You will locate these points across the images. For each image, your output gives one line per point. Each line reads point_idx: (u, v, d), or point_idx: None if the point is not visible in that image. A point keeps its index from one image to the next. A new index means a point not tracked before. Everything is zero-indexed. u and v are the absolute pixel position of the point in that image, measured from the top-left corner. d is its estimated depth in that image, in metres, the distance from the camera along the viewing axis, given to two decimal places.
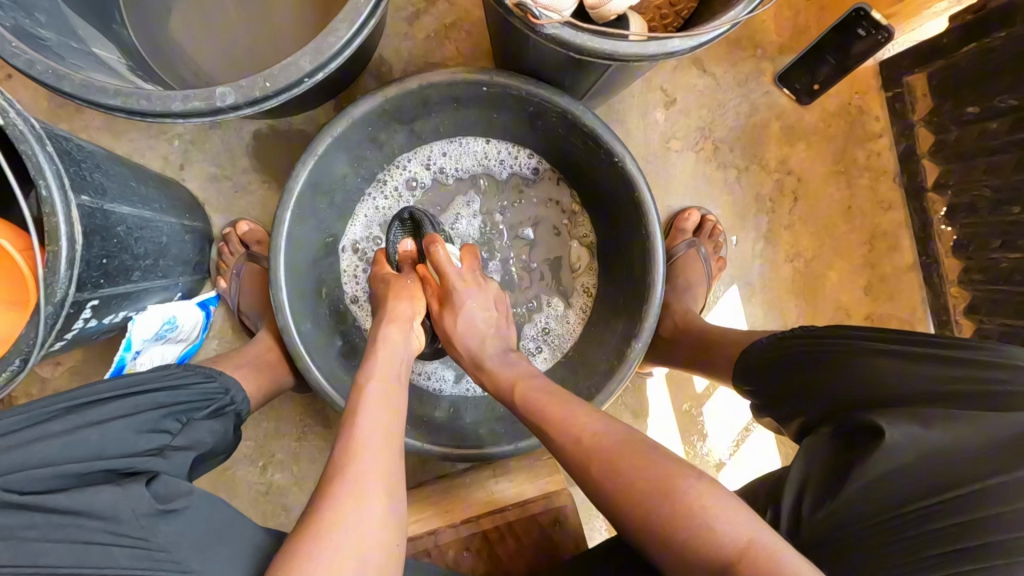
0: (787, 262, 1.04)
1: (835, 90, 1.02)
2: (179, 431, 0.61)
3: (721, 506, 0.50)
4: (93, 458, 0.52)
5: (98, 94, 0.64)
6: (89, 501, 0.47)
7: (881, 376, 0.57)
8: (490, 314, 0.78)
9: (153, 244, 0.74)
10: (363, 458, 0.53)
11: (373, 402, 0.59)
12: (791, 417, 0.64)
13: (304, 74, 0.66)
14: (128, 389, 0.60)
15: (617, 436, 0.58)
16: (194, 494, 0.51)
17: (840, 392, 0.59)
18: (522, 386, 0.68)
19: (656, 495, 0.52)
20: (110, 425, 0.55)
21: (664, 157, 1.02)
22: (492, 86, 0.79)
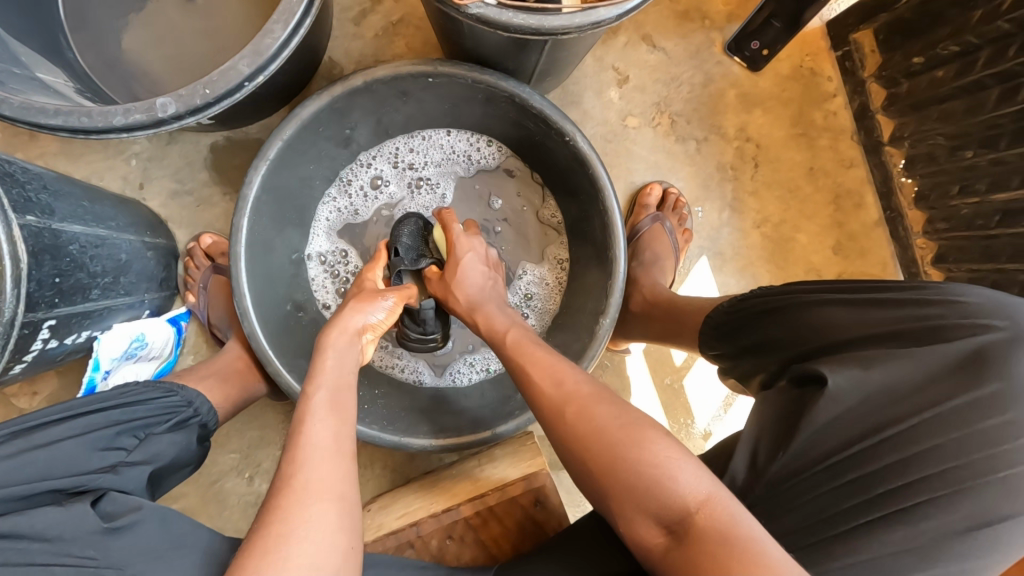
0: (755, 229, 1.04)
1: (786, 54, 1.03)
2: (136, 447, 0.60)
3: (684, 462, 0.51)
4: (40, 479, 0.52)
5: (38, 114, 0.65)
6: (32, 522, 0.47)
7: (828, 321, 0.56)
8: (489, 271, 0.81)
9: (111, 261, 0.74)
10: (304, 469, 0.51)
11: (317, 409, 0.57)
12: (752, 375, 0.64)
13: (244, 77, 0.67)
14: (80, 409, 0.59)
15: (592, 386, 0.59)
16: (144, 509, 0.51)
17: (792, 340, 0.58)
18: (513, 330, 0.71)
19: (622, 448, 0.52)
20: (59, 445, 0.54)
21: (622, 134, 1.02)
22: (439, 76, 0.79)
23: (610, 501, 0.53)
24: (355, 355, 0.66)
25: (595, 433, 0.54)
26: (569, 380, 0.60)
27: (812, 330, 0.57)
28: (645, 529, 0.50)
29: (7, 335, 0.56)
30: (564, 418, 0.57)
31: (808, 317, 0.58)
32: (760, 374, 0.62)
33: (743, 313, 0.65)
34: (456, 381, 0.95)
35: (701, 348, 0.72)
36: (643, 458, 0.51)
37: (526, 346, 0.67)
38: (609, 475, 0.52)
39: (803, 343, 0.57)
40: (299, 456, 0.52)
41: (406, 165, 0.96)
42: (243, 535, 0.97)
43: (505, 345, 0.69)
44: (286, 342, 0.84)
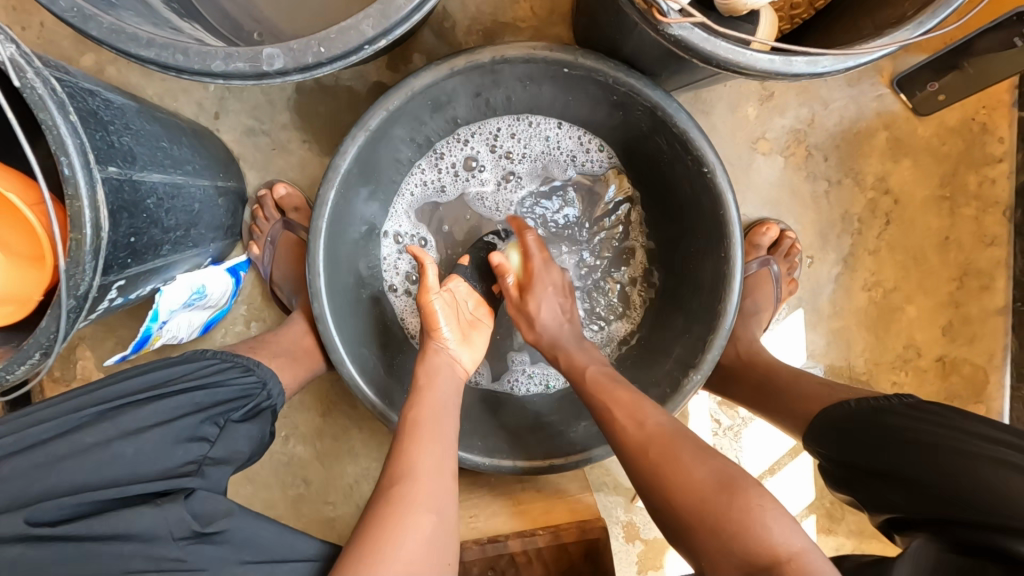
0: (864, 291, 0.94)
1: (960, 102, 0.88)
2: (217, 439, 0.58)
3: (771, 513, 0.50)
4: (126, 478, 0.51)
5: (129, 42, 0.56)
6: (126, 525, 0.47)
7: (1009, 486, 0.51)
8: (564, 302, 0.77)
9: (184, 213, 0.68)
10: (411, 480, 0.53)
11: (436, 424, 0.59)
12: (880, 501, 0.59)
13: (365, 41, 0.56)
14: (161, 391, 0.58)
15: (675, 427, 0.59)
16: (233, 515, 0.50)
17: (931, 476, 0.55)
18: (592, 368, 0.69)
19: (710, 496, 0.52)
20: (143, 437, 0.53)
21: (748, 159, 0.90)
22: (576, 69, 0.68)
23: (686, 540, 0.53)
24: (458, 388, 0.66)
25: (678, 479, 0.54)
26: (652, 414, 0.61)
27: (989, 493, 0.52)
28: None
29: (78, 308, 0.50)
30: (647, 459, 0.57)
31: (979, 471, 0.53)
32: (893, 510, 0.58)
33: (884, 431, 0.60)
34: (513, 389, 0.90)
35: (808, 440, 0.66)
36: (732, 505, 0.50)
37: (610, 383, 0.66)
38: (700, 521, 0.51)
39: (972, 498, 0.53)
40: (416, 466, 0.54)
41: (505, 151, 0.86)
42: (271, 489, 0.97)
43: (583, 381, 0.68)
44: (352, 326, 0.78)
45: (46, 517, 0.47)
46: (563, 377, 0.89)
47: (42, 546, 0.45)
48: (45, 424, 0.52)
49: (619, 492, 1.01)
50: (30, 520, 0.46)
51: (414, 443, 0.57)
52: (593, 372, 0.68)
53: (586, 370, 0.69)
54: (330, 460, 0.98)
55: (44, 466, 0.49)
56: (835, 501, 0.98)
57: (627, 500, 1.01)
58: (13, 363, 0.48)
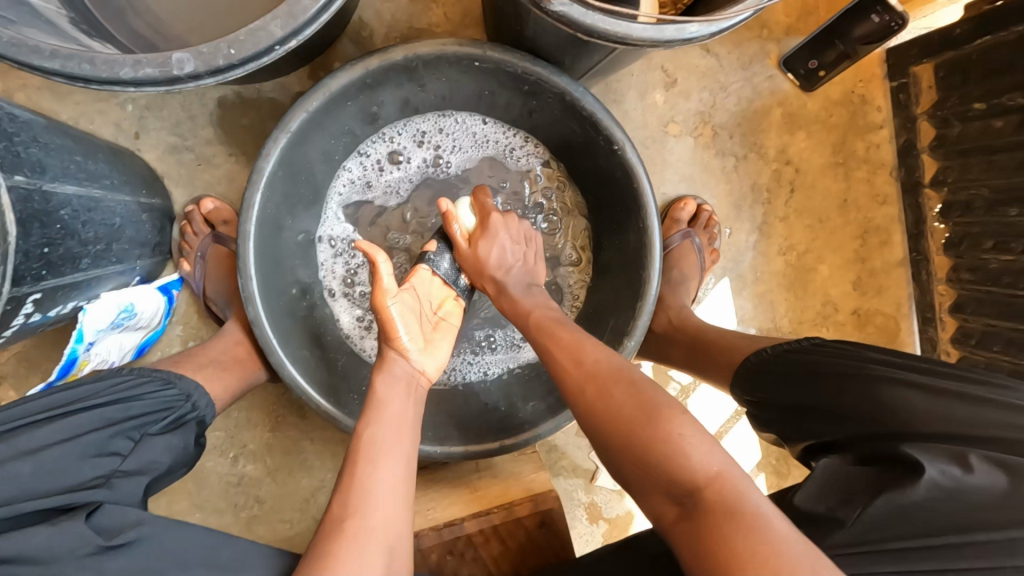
0: (780, 255, 1.02)
1: (839, 77, 0.98)
2: (131, 452, 0.57)
3: (696, 436, 0.51)
4: (24, 499, 0.47)
5: (31, 54, 0.56)
6: (18, 548, 0.44)
7: (900, 398, 0.57)
8: (519, 249, 0.78)
9: (104, 227, 0.67)
10: (364, 515, 0.53)
11: (387, 449, 0.58)
12: (799, 434, 0.64)
13: (274, 41, 0.59)
14: (70, 406, 0.56)
15: (613, 364, 0.59)
16: (145, 523, 0.48)
17: (845, 409, 0.60)
18: (537, 312, 0.70)
19: (637, 421, 0.53)
20: (49, 452, 0.51)
21: (661, 141, 0.97)
22: (486, 61, 0.72)
23: (625, 470, 0.53)
24: (417, 402, 0.66)
25: (612, 409, 0.55)
26: (591, 352, 0.61)
27: (884, 407, 0.57)
28: (660, 500, 0.51)
29: None
30: (586, 395, 0.58)
31: (878, 390, 0.59)
32: (810, 439, 0.63)
33: (792, 366, 0.66)
34: (451, 379, 0.91)
35: (735, 387, 0.72)
36: (658, 427, 0.51)
37: (557, 326, 0.67)
38: (625, 448, 0.53)
39: (875, 417, 0.57)
40: (365, 498, 0.54)
41: (436, 146, 0.89)
42: (223, 514, 0.94)
43: (529, 326, 0.69)
44: (291, 330, 0.78)
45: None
46: (500, 367, 0.92)
47: None
48: None
49: (577, 473, 1.03)
50: None
51: (366, 473, 0.56)
52: (539, 315, 0.70)
53: (532, 314, 0.70)
54: (284, 476, 0.96)
55: None
56: (779, 456, 1.04)
57: (586, 480, 1.03)
58: None
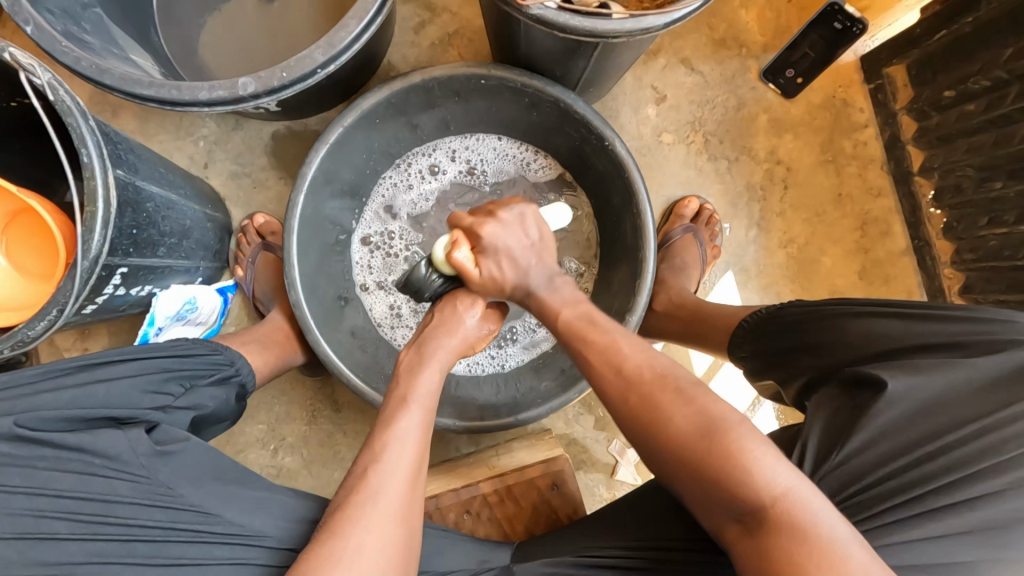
0: (781, 248, 1.07)
1: (819, 84, 1.07)
2: (182, 395, 0.66)
3: (759, 452, 0.48)
4: (98, 406, 0.58)
5: (135, 85, 0.72)
6: (94, 441, 0.54)
7: (877, 330, 0.61)
8: (526, 245, 0.73)
9: (177, 225, 0.81)
10: (383, 502, 0.55)
11: (402, 442, 0.60)
12: (792, 376, 0.67)
13: (317, 65, 0.74)
14: (135, 352, 0.64)
15: (655, 369, 0.57)
16: (189, 441, 0.58)
17: (829, 347, 0.63)
18: (567, 310, 0.67)
19: (696, 439, 0.51)
20: (115, 381, 0.60)
21: (656, 149, 1.07)
22: (490, 79, 0.85)
23: (682, 488, 0.52)
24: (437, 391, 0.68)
25: (665, 424, 0.53)
26: (631, 355, 0.59)
27: (861, 336, 0.61)
28: (722, 522, 0.50)
29: (90, 271, 0.61)
30: (631, 406, 0.56)
31: (848, 327, 0.63)
32: (798, 379, 0.66)
33: (780, 319, 0.70)
34: (473, 370, 0.98)
35: (733, 349, 0.76)
36: (716, 450, 0.49)
37: (591, 327, 0.64)
38: (683, 465, 0.51)
39: (856, 349, 0.61)
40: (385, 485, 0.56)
41: (466, 162, 1.03)
42: None
43: (559, 329, 0.67)
44: (327, 316, 0.89)
45: (27, 424, 0.53)
46: (518, 360, 0.99)
47: (21, 446, 0.53)
48: (29, 370, 0.58)
49: (598, 468, 1.05)
50: (19, 422, 0.53)
51: (388, 460, 0.58)
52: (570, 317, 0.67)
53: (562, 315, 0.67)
54: (318, 469, 1.02)
55: (29, 397, 0.56)
56: None
57: (607, 476, 1.05)
58: (34, 319, 0.58)
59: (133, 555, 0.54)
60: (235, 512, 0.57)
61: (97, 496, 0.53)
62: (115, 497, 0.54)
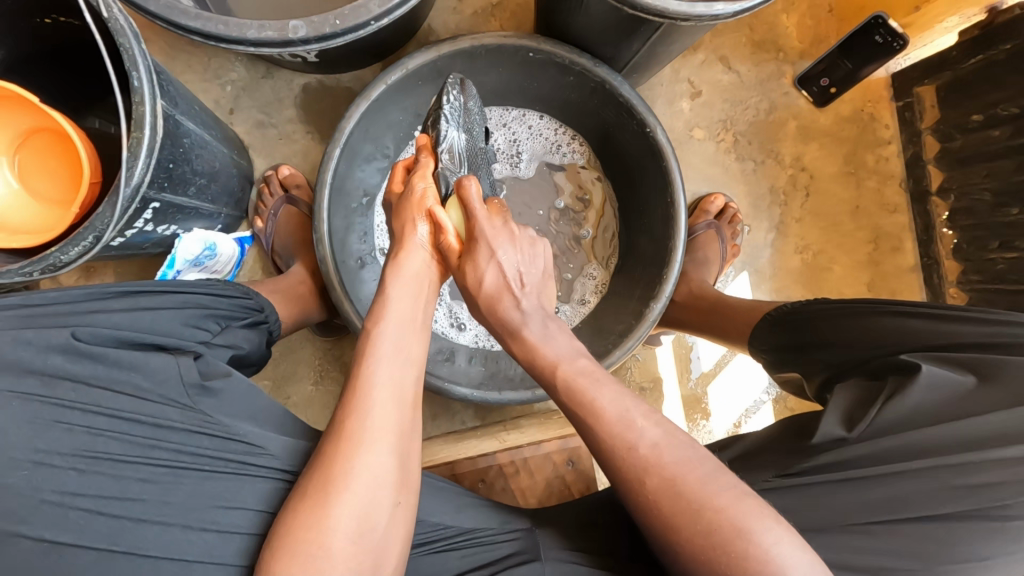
0: (797, 254, 1.09)
1: (849, 96, 1.09)
2: (219, 332, 0.64)
3: (795, 560, 0.46)
4: (146, 333, 0.56)
5: (180, 16, 0.69)
6: (146, 361, 0.52)
7: (905, 328, 0.64)
8: (522, 276, 0.63)
9: (208, 166, 0.78)
10: (363, 416, 0.53)
11: (388, 356, 0.58)
12: (814, 370, 0.70)
13: (372, 16, 0.72)
14: (176, 286, 0.63)
15: (676, 455, 0.51)
16: (233, 379, 0.56)
17: (859, 343, 0.66)
18: (564, 362, 0.60)
19: (728, 534, 0.47)
20: (159, 312, 0.58)
21: (686, 144, 1.07)
22: (539, 53, 0.84)
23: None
24: (429, 300, 0.66)
25: (688, 513, 0.48)
26: (635, 428, 0.53)
27: (890, 332, 0.64)
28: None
29: (130, 201, 0.59)
30: (643, 487, 0.51)
31: (878, 324, 0.65)
32: (822, 373, 0.69)
33: (803, 314, 0.73)
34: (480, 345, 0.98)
35: (751, 343, 0.80)
36: (750, 554, 0.46)
37: (592, 382, 0.57)
38: (698, 554, 0.48)
39: (884, 342, 0.64)
40: (368, 400, 0.54)
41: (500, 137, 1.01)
42: None
43: (554, 379, 0.59)
44: (348, 277, 0.88)
45: (85, 337, 0.51)
46: None
47: (74, 359, 0.50)
48: (72, 290, 0.55)
49: None
50: (76, 335, 0.51)
51: (367, 373, 0.56)
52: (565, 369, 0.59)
53: (557, 367, 0.59)
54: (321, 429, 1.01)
55: (75, 314, 0.53)
56: None
57: None
58: (69, 244, 0.56)
59: (182, 484, 0.50)
60: (277, 446, 0.56)
61: (147, 419, 0.51)
62: (166, 423, 0.52)
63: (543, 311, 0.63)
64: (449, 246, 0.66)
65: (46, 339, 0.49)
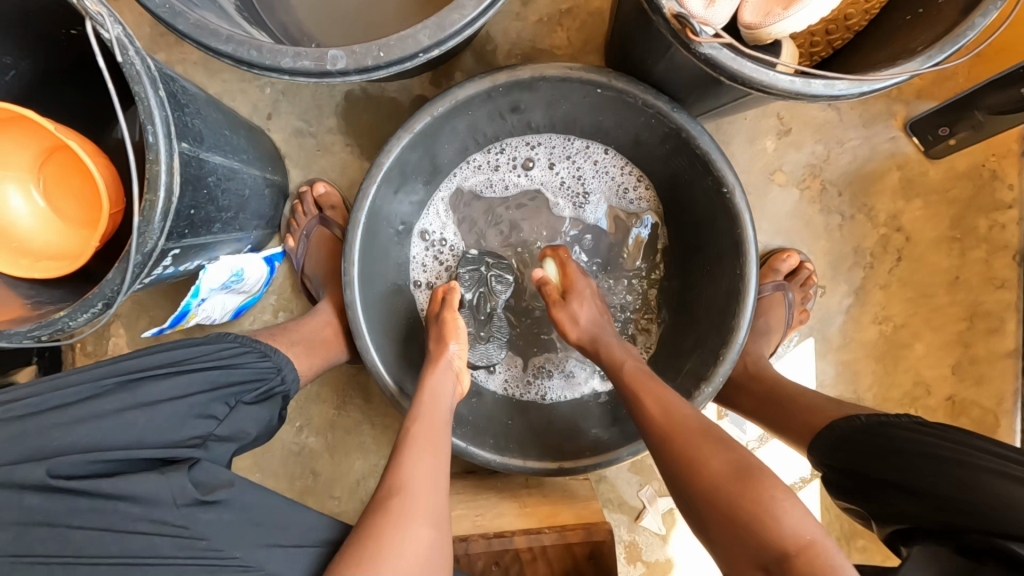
0: (874, 324, 0.96)
1: (971, 148, 0.92)
2: (227, 416, 0.61)
3: (786, 500, 0.50)
4: (136, 443, 0.54)
5: (211, 38, 0.62)
6: (128, 490, 0.51)
7: (1008, 494, 0.54)
8: (602, 318, 0.78)
9: (236, 197, 0.73)
10: (406, 496, 0.55)
11: (430, 442, 0.61)
12: (886, 511, 0.61)
13: (420, 49, 0.62)
14: (181, 363, 0.60)
15: (699, 421, 0.58)
16: (234, 487, 0.54)
17: (952, 497, 0.56)
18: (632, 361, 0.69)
19: (720, 477, 0.52)
20: (158, 407, 0.56)
21: (765, 189, 0.94)
22: (609, 90, 0.73)
23: (705, 524, 0.53)
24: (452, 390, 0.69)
25: (704, 476, 0.53)
26: (673, 399, 0.62)
27: (990, 496, 0.55)
28: (743, 567, 0.50)
29: (143, 264, 0.54)
30: (670, 442, 0.58)
31: (976, 481, 0.56)
32: (897, 517, 0.61)
33: (886, 440, 0.63)
34: (508, 392, 0.91)
35: (810, 449, 0.70)
36: (746, 494, 0.50)
37: (647, 379, 0.66)
38: (710, 502, 0.52)
39: (977, 505, 0.55)
40: (411, 479, 0.56)
41: (557, 166, 0.91)
42: (279, 479, 0.99)
43: (618, 375, 0.68)
44: (379, 317, 0.83)
45: (61, 471, 0.50)
46: (557, 395, 0.91)
47: (59, 497, 0.50)
48: (68, 389, 0.55)
49: (622, 510, 1.01)
50: (52, 471, 0.50)
51: (410, 455, 0.59)
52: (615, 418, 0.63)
53: (625, 365, 0.68)
54: (339, 454, 0.99)
55: (66, 427, 0.52)
56: (841, 536, 0.98)
57: (631, 519, 1.00)
58: (77, 310, 0.52)
59: None
60: (276, 570, 0.53)
61: (136, 555, 0.50)
62: (154, 555, 0.51)
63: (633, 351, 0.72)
64: (551, 289, 0.80)
65: (25, 477, 0.49)
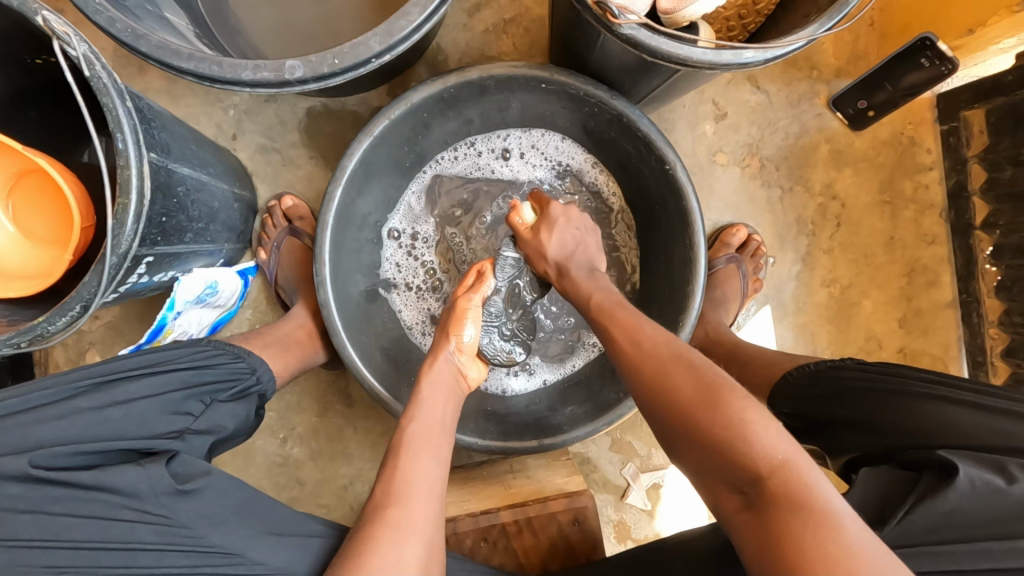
0: (823, 287, 1.03)
1: (889, 119, 1.01)
2: (201, 414, 0.65)
3: (761, 420, 0.48)
4: (114, 439, 0.56)
5: (172, 56, 0.65)
6: (111, 479, 0.52)
7: (942, 415, 0.59)
8: (580, 235, 0.80)
9: (205, 209, 0.76)
10: (404, 506, 0.55)
11: (430, 449, 0.61)
12: (843, 446, 0.65)
13: (372, 54, 0.67)
14: (154, 365, 0.63)
15: (670, 347, 0.58)
16: (211, 475, 0.57)
17: (896, 426, 0.61)
18: (598, 296, 0.70)
19: (699, 406, 0.51)
20: (133, 405, 0.59)
21: (709, 170, 1.01)
22: (552, 83, 0.79)
23: (683, 447, 0.53)
24: (455, 404, 0.69)
25: (673, 393, 0.54)
26: (640, 328, 0.62)
27: (927, 421, 0.59)
28: (721, 490, 0.50)
29: (118, 266, 0.57)
30: (642, 372, 0.58)
31: (914, 409, 0.61)
32: (852, 452, 0.65)
33: (833, 383, 0.68)
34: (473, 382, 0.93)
35: (770, 402, 0.74)
36: (716, 419, 0.49)
37: (615, 309, 0.67)
38: (687, 431, 0.52)
39: (916, 430, 0.59)
40: (408, 487, 0.56)
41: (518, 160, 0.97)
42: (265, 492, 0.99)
43: (590, 309, 0.70)
44: (355, 315, 0.85)
45: (43, 462, 0.51)
46: (519, 387, 0.93)
47: (42, 488, 0.50)
48: (42, 390, 0.56)
49: (608, 489, 1.03)
50: (34, 462, 0.50)
51: (408, 463, 0.59)
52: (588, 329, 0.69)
53: (592, 297, 0.70)
54: (325, 461, 1.00)
55: (40, 425, 0.53)
56: None
57: (617, 497, 1.03)
58: (55, 314, 0.55)
59: None
60: (264, 547, 0.55)
61: (118, 543, 0.52)
62: (136, 542, 0.52)
63: (592, 273, 0.76)
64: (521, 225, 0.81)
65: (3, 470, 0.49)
